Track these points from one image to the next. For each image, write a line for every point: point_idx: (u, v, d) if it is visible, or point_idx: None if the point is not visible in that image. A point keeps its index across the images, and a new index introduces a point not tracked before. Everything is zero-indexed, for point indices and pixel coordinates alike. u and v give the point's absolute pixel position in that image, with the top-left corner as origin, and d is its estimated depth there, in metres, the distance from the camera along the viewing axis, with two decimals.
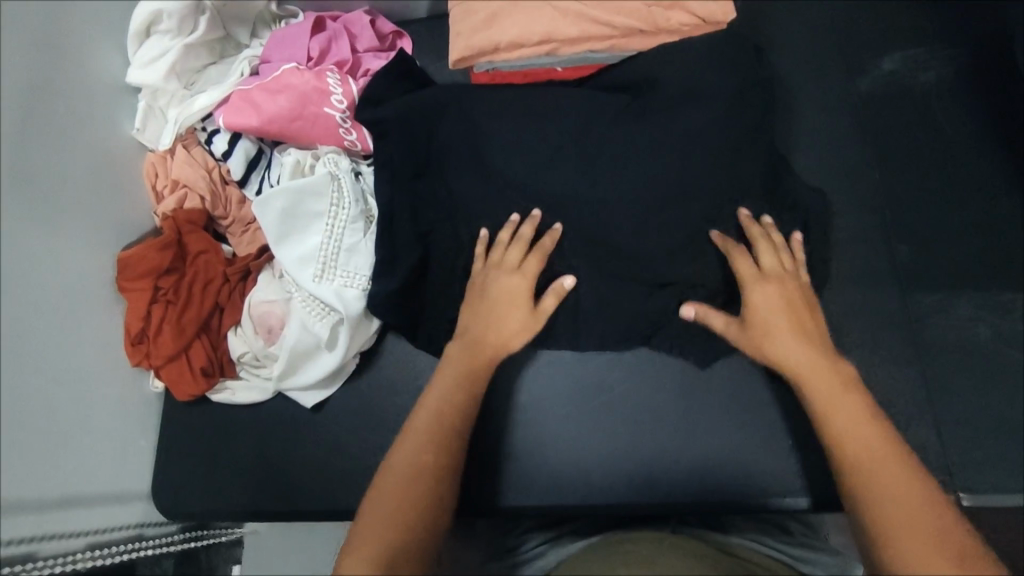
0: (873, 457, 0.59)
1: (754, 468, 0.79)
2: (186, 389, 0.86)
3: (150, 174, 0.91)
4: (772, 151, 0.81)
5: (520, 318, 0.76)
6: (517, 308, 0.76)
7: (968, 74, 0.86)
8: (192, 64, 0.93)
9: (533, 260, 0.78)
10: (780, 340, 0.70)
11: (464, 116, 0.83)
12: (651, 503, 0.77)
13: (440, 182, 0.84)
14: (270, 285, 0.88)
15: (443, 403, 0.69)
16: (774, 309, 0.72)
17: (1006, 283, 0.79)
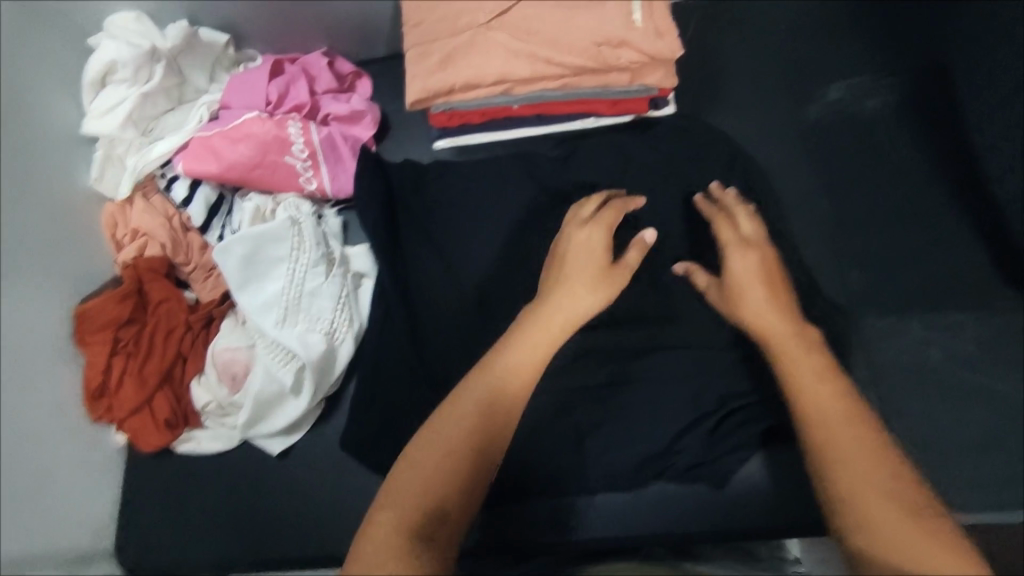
0: (835, 417, 0.57)
1: (723, 499, 0.77)
2: (150, 441, 0.85)
3: (110, 224, 0.91)
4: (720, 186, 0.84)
5: (598, 263, 0.71)
6: (598, 255, 0.72)
7: (917, 97, 0.86)
8: (150, 111, 0.92)
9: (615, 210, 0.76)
10: (755, 303, 0.67)
11: (422, 178, 0.93)
12: (620, 536, 0.77)
13: (405, 229, 0.90)
14: (233, 331, 0.87)
15: (509, 364, 0.62)
16: (751, 279, 0.68)
17: (960, 303, 0.79)
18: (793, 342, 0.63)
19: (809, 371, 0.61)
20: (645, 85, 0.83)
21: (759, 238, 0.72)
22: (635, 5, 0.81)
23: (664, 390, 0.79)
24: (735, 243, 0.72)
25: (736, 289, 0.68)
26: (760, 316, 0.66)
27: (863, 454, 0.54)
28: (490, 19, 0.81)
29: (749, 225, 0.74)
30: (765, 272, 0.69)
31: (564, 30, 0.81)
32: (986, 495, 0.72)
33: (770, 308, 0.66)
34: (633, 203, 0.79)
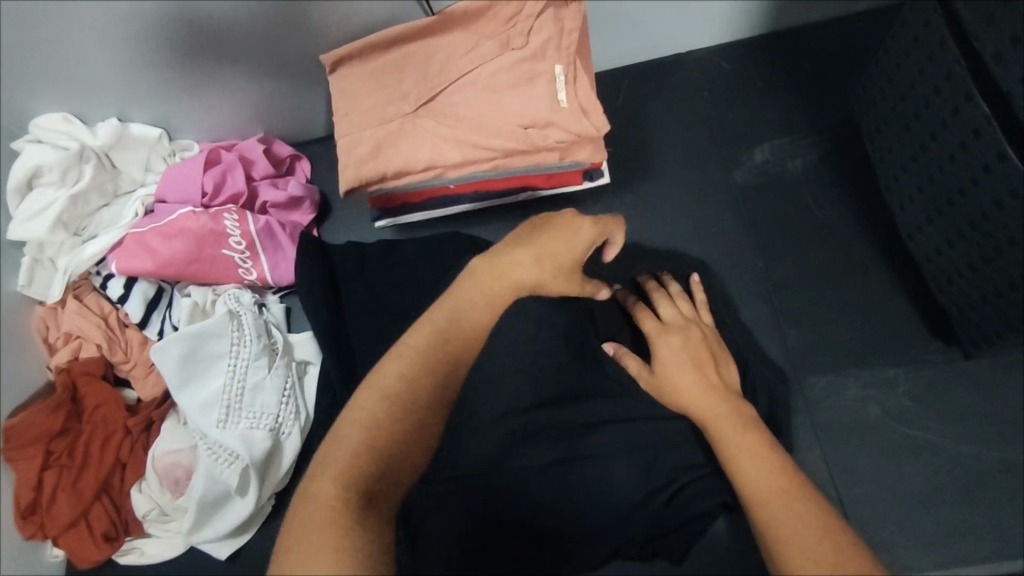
0: (774, 499, 0.56)
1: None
2: (89, 556, 0.81)
3: (41, 328, 0.88)
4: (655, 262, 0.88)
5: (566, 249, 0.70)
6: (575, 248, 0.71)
7: (834, 156, 0.91)
8: (82, 209, 0.91)
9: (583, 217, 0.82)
10: (685, 390, 0.70)
11: (366, 259, 0.92)
12: None
13: (350, 315, 0.89)
14: (174, 432, 0.85)
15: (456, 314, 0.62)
16: (676, 364, 0.72)
17: (893, 357, 0.82)
18: (728, 424, 0.65)
19: (750, 452, 0.61)
20: (576, 161, 0.85)
21: (675, 320, 0.77)
22: (559, 84, 0.81)
23: (617, 465, 0.78)
24: (657, 331, 0.76)
25: (665, 376, 0.72)
26: (695, 399, 0.69)
27: (801, 529, 0.53)
28: (417, 108, 0.83)
29: (674, 310, 0.78)
30: (694, 358, 0.73)
31: (490, 115, 0.82)
32: (928, 550, 0.74)
33: (702, 394, 0.69)
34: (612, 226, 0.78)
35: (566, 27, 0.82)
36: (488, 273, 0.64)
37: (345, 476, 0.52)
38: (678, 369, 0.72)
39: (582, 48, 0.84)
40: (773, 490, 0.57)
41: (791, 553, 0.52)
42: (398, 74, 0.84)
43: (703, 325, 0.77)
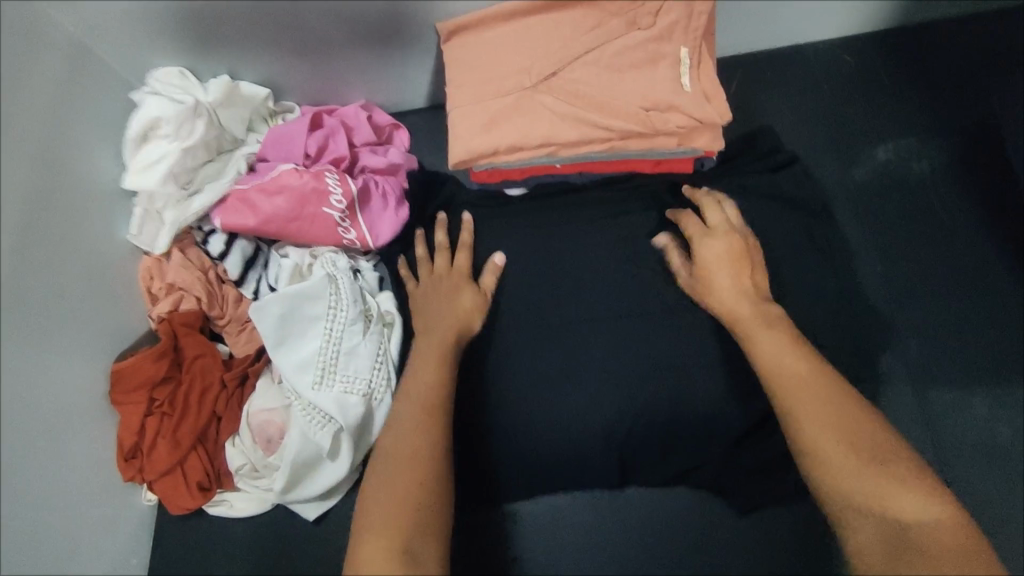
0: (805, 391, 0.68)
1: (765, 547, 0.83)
2: (182, 503, 0.83)
3: (146, 278, 0.89)
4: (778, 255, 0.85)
5: (469, 300, 0.83)
6: (461, 295, 0.83)
7: (961, 161, 0.88)
8: (190, 164, 0.90)
9: (465, 252, 0.87)
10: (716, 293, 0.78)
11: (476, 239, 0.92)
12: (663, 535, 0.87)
13: None
14: (268, 391, 0.86)
15: (429, 374, 0.76)
16: (710, 266, 0.79)
17: (1018, 376, 0.81)
18: (757, 326, 0.74)
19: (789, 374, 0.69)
20: (692, 148, 0.84)
21: (719, 225, 0.81)
22: (683, 68, 0.81)
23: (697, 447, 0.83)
24: (698, 235, 0.81)
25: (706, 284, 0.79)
26: (730, 304, 0.77)
27: (825, 416, 0.66)
28: (536, 83, 0.81)
29: (712, 216, 0.82)
30: (729, 264, 0.78)
31: (613, 95, 0.80)
32: None
33: (733, 296, 0.77)
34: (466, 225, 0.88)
35: (695, 10, 0.80)
36: (430, 345, 0.79)
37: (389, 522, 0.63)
38: (708, 273, 0.79)
39: (706, 33, 0.82)
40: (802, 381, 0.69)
41: (824, 449, 0.65)
42: (517, 44, 0.82)
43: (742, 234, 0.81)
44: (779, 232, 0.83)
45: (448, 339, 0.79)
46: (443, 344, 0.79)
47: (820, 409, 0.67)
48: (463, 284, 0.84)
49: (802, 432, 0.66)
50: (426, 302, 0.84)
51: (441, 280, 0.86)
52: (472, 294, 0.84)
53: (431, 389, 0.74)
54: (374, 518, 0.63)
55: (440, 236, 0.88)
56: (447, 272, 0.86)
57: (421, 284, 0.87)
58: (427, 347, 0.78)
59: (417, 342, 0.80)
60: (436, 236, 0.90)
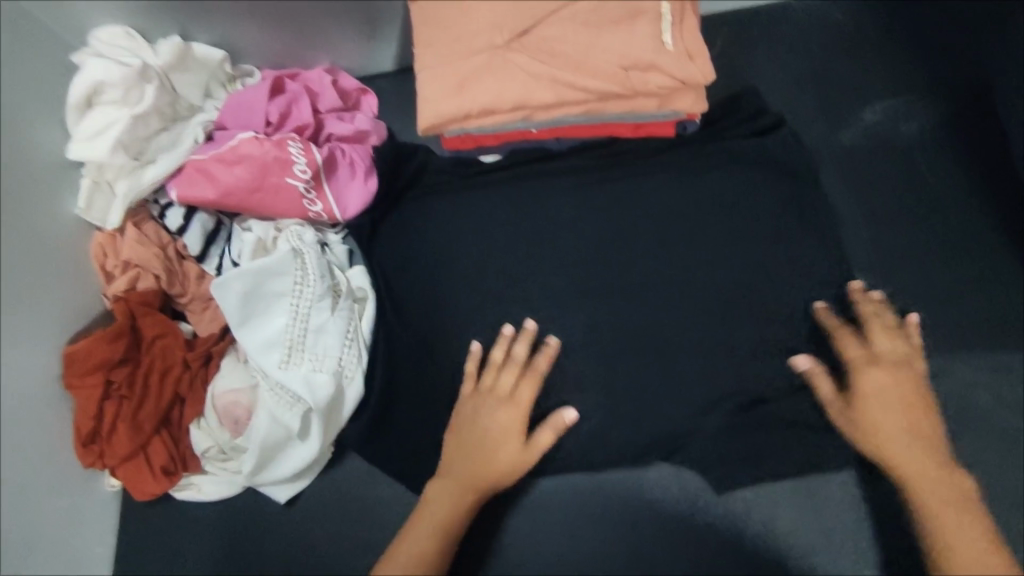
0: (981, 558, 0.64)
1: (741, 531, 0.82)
2: (146, 489, 0.80)
3: (98, 255, 0.85)
4: (760, 223, 0.82)
5: (516, 457, 0.78)
6: (507, 445, 0.78)
7: (953, 122, 0.85)
8: (142, 133, 0.84)
9: (529, 385, 0.80)
10: (887, 421, 0.74)
11: (448, 209, 0.89)
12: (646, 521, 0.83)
13: (424, 263, 0.87)
14: (234, 370, 0.82)
15: (448, 506, 0.76)
16: (881, 404, 0.75)
17: (1003, 343, 0.79)
18: (930, 484, 0.70)
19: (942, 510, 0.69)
20: (674, 111, 0.80)
21: (883, 356, 0.77)
22: (664, 24, 0.77)
23: (687, 421, 0.80)
24: (863, 362, 0.76)
25: (864, 419, 0.75)
26: (902, 454, 0.72)
27: None
28: (509, 41, 0.76)
29: (879, 345, 0.77)
30: (906, 406, 0.75)
31: (590, 53, 0.76)
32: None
33: (914, 445, 0.72)
34: (546, 353, 0.80)
35: None
36: (467, 470, 0.77)
37: None
38: (873, 407, 0.75)
39: None
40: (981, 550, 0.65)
41: None
42: None
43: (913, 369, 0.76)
44: (793, 240, 0.81)
45: (478, 477, 0.77)
46: (473, 481, 0.77)
47: None
48: (507, 459, 0.77)
49: None
50: (466, 416, 0.79)
51: (494, 410, 0.79)
52: (517, 438, 0.78)
53: (441, 527, 0.75)
54: None
55: (518, 353, 0.80)
56: (503, 410, 0.79)
57: (472, 401, 0.80)
58: (462, 470, 0.77)
59: (443, 462, 0.79)
60: (497, 351, 0.81)
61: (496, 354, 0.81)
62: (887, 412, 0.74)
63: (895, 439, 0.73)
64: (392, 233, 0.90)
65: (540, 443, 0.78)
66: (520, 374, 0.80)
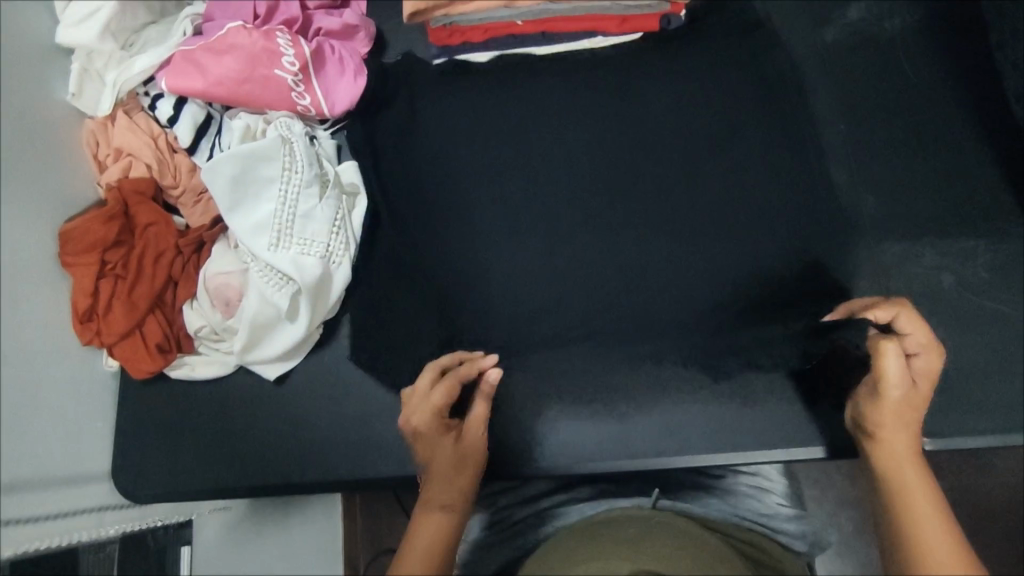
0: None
1: (709, 414, 0.76)
2: (142, 367, 0.83)
3: (91, 143, 0.86)
4: (741, 117, 0.85)
5: (455, 448, 0.69)
6: (445, 436, 0.70)
7: (933, 20, 0.90)
8: (129, 23, 0.88)
9: (445, 387, 0.72)
10: (887, 409, 0.65)
11: (435, 108, 0.91)
12: (609, 409, 0.78)
13: (411, 160, 0.89)
14: (225, 255, 0.85)
15: (434, 529, 0.63)
16: (899, 393, 0.65)
17: (967, 228, 0.82)
18: (915, 483, 0.60)
19: (917, 498, 0.59)
20: None
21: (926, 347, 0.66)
22: None
23: (668, 299, 0.81)
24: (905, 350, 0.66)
25: (880, 407, 0.65)
26: (892, 441, 0.63)
27: None
28: None
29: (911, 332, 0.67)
30: (908, 406, 0.65)
31: None
32: (986, 413, 0.76)
33: (899, 437, 0.63)
34: (477, 365, 0.75)
35: None
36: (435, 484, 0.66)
37: None
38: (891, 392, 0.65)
39: None
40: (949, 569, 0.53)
41: None
42: None
43: (920, 360, 0.66)
44: (769, 134, 0.84)
45: (447, 495, 0.65)
46: (449, 498, 0.65)
47: None
48: (451, 454, 0.68)
49: None
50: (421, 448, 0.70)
51: (427, 415, 0.71)
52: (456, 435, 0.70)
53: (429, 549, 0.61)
54: None
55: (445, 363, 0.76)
56: (427, 404, 0.71)
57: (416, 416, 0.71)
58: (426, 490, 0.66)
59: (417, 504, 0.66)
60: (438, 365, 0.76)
61: (440, 362, 0.76)
62: (906, 404, 0.64)
63: (892, 427, 0.64)
64: (378, 126, 0.91)
65: (474, 422, 0.70)
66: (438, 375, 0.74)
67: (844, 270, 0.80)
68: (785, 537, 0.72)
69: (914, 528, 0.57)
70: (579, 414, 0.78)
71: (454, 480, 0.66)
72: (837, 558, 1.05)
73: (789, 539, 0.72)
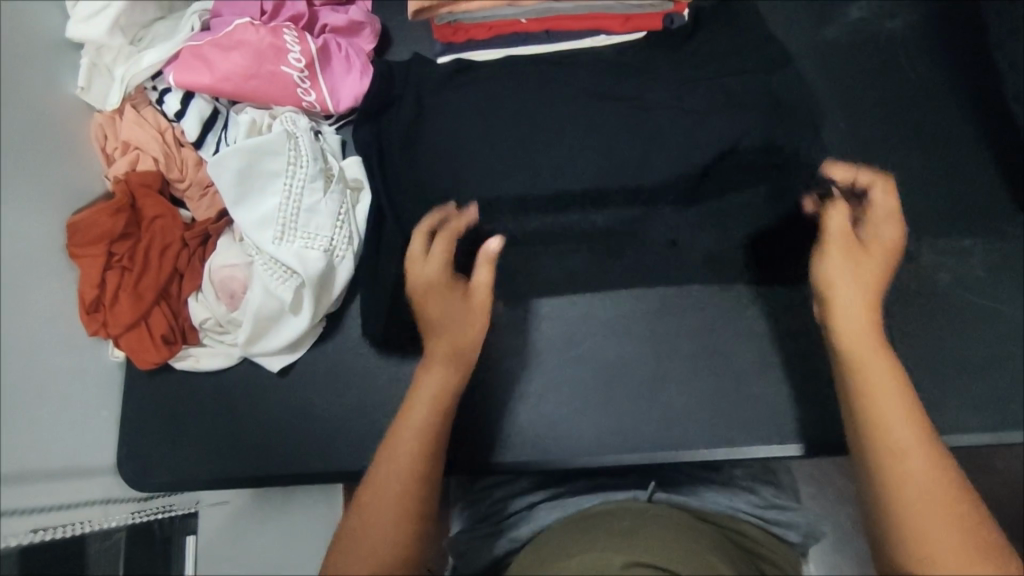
0: (907, 438, 0.61)
1: (701, 410, 0.80)
2: (148, 358, 0.84)
3: (99, 136, 0.87)
4: (754, 109, 0.82)
5: (460, 305, 0.77)
6: (451, 292, 0.78)
7: (933, 19, 0.90)
8: (138, 18, 0.89)
9: (444, 242, 0.80)
10: (844, 266, 0.73)
11: (437, 95, 0.89)
12: (607, 402, 0.82)
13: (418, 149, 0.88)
14: (230, 248, 0.86)
15: (431, 390, 0.70)
16: (858, 259, 0.74)
17: (966, 227, 0.83)
18: (868, 347, 0.67)
19: (886, 395, 0.63)
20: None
21: (894, 226, 0.78)
22: None
23: None
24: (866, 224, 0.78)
25: (839, 264, 0.74)
26: (856, 288, 0.72)
27: (921, 474, 0.59)
28: None
29: (881, 211, 0.79)
30: (860, 259, 0.74)
31: None
32: (981, 409, 0.76)
33: (863, 289, 0.72)
34: (463, 218, 0.82)
35: None
36: (439, 337, 0.75)
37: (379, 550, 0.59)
38: (861, 258, 0.74)
39: None
40: (913, 427, 0.62)
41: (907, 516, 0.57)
42: None
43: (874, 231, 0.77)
44: (784, 126, 0.82)
45: (451, 347, 0.74)
46: (447, 357, 0.73)
47: (913, 446, 0.60)
48: (462, 309, 0.77)
49: (886, 480, 0.60)
50: (421, 300, 0.78)
51: (433, 276, 0.78)
52: (461, 294, 0.78)
53: (427, 416, 0.68)
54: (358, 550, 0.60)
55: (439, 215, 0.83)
56: (432, 267, 0.79)
57: (421, 274, 0.79)
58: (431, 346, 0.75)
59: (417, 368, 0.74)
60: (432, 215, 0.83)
61: (428, 220, 0.83)
62: (872, 264, 0.74)
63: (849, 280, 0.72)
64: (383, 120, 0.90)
65: (479, 285, 0.79)
66: (431, 236, 0.82)
67: None
68: (778, 528, 0.73)
69: (868, 387, 0.65)
70: (580, 407, 0.82)
71: (457, 332, 0.75)
72: (837, 556, 1.05)
73: (783, 531, 0.73)
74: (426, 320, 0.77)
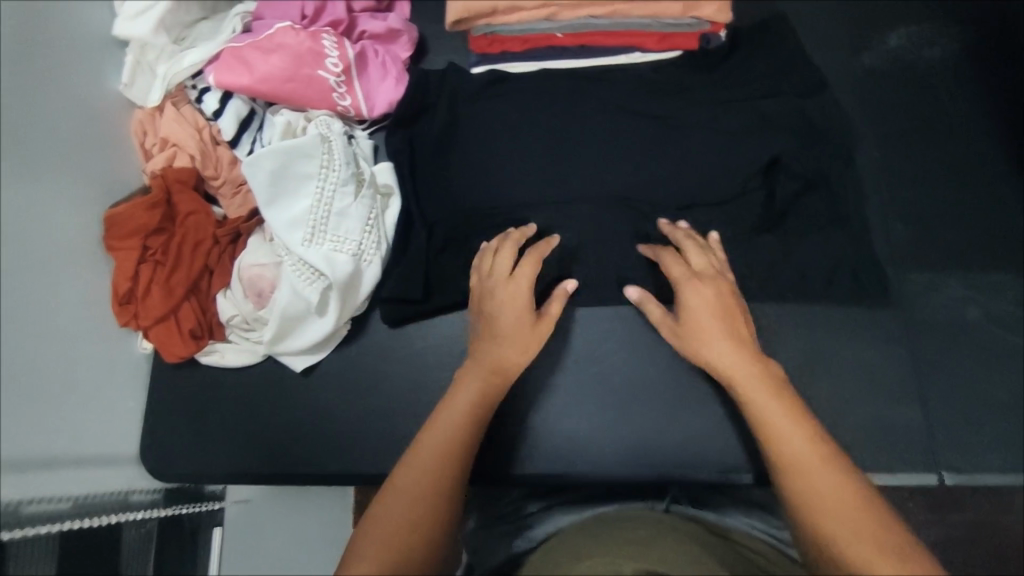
0: (811, 464, 0.57)
1: (723, 435, 0.80)
2: (174, 351, 0.86)
3: (138, 131, 0.89)
4: (783, 136, 0.83)
5: (529, 329, 0.75)
6: (522, 313, 0.75)
7: (972, 52, 0.90)
8: (183, 18, 0.91)
9: (529, 263, 0.78)
10: (697, 332, 0.71)
11: (473, 109, 0.91)
12: (628, 422, 0.81)
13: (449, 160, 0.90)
14: (260, 247, 0.87)
15: (474, 387, 0.71)
16: (707, 309, 0.71)
17: (1000, 263, 0.82)
18: (752, 381, 0.65)
19: (777, 422, 0.61)
20: (697, 18, 0.89)
21: (706, 270, 0.75)
22: None
23: None
24: (686, 277, 0.74)
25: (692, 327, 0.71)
26: (712, 350, 0.69)
27: (827, 491, 0.56)
28: None
29: (695, 261, 0.76)
30: (720, 309, 0.71)
31: None
32: (1007, 447, 0.76)
33: (721, 346, 0.69)
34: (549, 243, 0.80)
35: None
36: (492, 347, 0.74)
37: (398, 530, 0.58)
38: (703, 316, 0.71)
39: None
40: (808, 453, 0.58)
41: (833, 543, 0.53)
42: None
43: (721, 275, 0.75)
44: (811, 154, 0.83)
45: (497, 361, 0.73)
46: (493, 363, 0.73)
47: (818, 482, 0.56)
48: (521, 329, 0.75)
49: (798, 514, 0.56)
50: (486, 313, 0.76)
51: (498, 291, 0.77)
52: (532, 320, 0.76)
53: (467, 408, 0.68)
54: (379, 529, 0.58)
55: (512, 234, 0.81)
56: (507, 284, 0.77)
57: (494, 287, 0.77)
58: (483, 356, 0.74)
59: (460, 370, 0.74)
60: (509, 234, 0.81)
61: (498, 238, 0.81)
62: (717, 316, 0.70)
63: (706, 345, 0.70)
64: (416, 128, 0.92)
65: (548, 318, 0.77)
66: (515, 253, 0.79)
67: (874, 297, 0.80)
68: (795, 551, 0.70)
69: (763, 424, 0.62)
70: (603, 425, 0.82)
71: (517, 353, 0.74)
72: None
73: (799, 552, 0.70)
74: (489, 322, 0.76)
